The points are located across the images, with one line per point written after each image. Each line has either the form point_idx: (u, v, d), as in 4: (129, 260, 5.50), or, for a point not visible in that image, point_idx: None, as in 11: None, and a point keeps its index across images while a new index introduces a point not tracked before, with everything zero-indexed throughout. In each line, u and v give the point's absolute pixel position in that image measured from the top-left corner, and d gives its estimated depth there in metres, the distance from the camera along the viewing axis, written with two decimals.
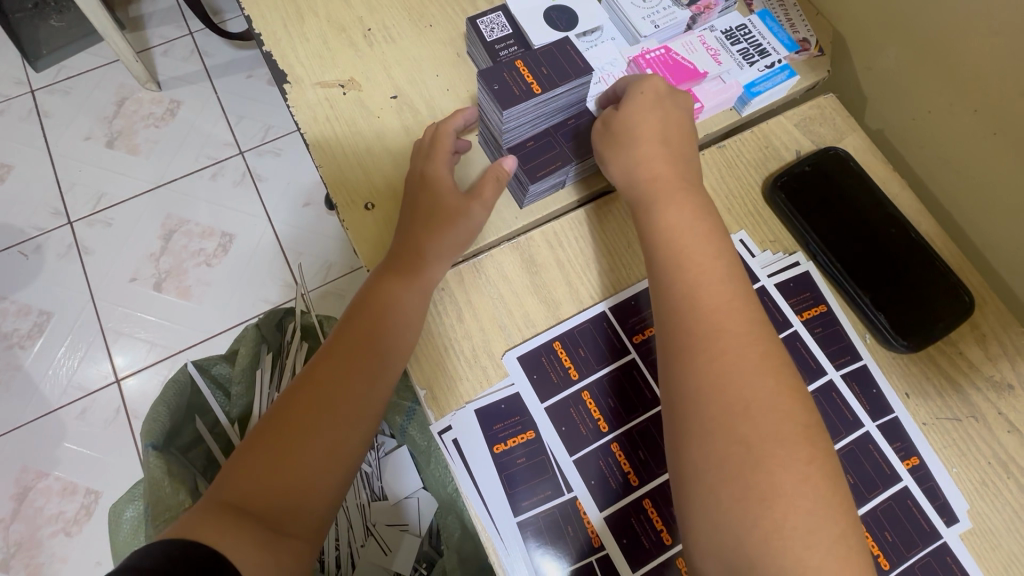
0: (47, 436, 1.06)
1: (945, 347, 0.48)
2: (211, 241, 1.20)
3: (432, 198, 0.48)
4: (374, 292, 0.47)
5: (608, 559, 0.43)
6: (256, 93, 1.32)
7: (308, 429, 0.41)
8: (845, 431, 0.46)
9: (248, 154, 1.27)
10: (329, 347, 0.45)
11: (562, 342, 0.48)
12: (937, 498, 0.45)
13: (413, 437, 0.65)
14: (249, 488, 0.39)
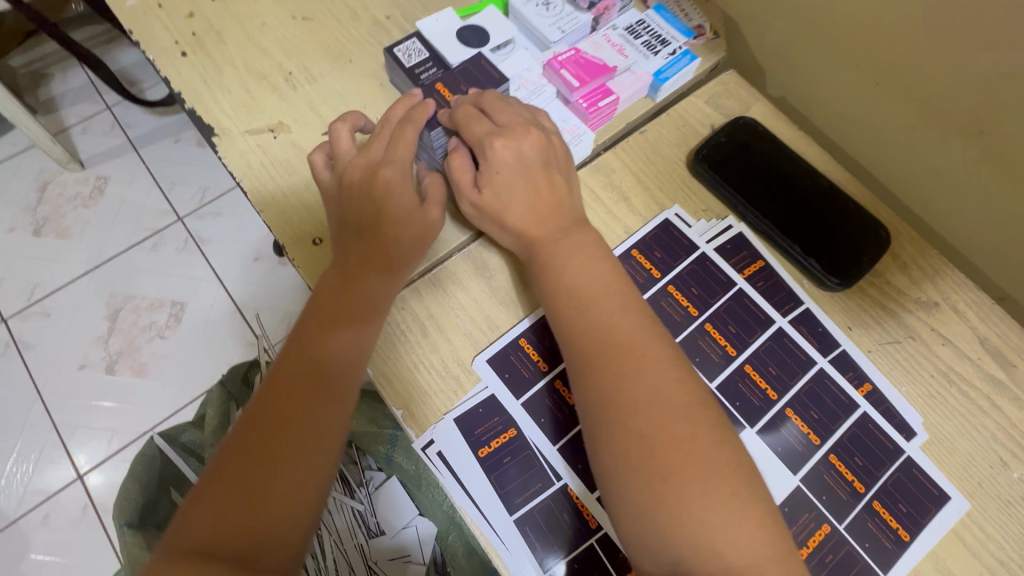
0: (9, 551, 0.98)
1: (876, 280, 0.53)
2: (161, 312, 1.16)
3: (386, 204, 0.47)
4: (318, 313, 0.46)
5: (608, 538, 0.44)
6: (187, 157, 1.30)
7: (264, 469, 0.40)
8: (801, 371, 0.49)
9: (188, 218, 1.24)
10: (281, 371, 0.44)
11: (526, 339, 0.49)
12: (895, 417, 0.48)
13: (400, 464, 0.64)
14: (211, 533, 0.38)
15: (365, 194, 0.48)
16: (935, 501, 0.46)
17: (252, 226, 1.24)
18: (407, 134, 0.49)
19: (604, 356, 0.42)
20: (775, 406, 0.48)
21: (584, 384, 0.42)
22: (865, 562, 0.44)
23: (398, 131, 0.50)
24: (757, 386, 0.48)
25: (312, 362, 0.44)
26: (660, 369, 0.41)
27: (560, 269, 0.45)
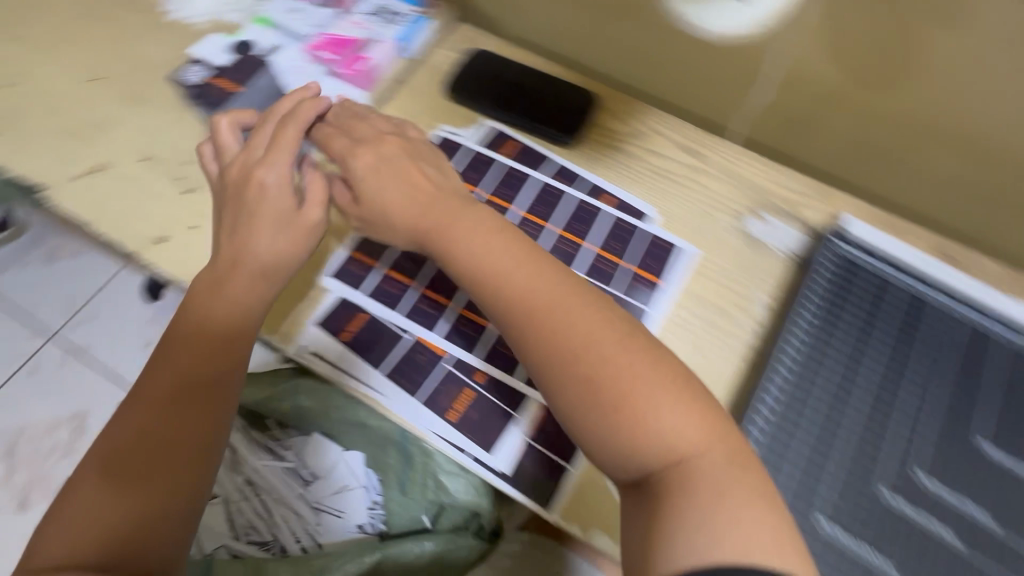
0: None
1: (597, 132, 0.72)
2: (62, 430, 1.15)
3: (253, 196, 0.54)
4: (198, 320, 0.52)
5: (456, 358, 0.56)
6: (37, 274, 1.29)
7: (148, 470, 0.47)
8: (560, 204, 0.65)
9: (61, 332, 1.24)
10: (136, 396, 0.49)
11: (355, 248, 0.62)
12: (632, 211, 0.66)
13: (306, 406, 0.72)
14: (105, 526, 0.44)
15: (240, 188, 0.54)
16: (671, 252, 0.64)
17: (130, 315, 1.26)
18: (288, 132, 0.57)
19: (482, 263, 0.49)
20: (550, 231, 0.64)
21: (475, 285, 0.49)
22: (636, 307, 0.60)
23: (280, 127, 0.57)
24: (534, 222, 0.64)
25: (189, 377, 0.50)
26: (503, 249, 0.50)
27: (422, 227, 0.53)
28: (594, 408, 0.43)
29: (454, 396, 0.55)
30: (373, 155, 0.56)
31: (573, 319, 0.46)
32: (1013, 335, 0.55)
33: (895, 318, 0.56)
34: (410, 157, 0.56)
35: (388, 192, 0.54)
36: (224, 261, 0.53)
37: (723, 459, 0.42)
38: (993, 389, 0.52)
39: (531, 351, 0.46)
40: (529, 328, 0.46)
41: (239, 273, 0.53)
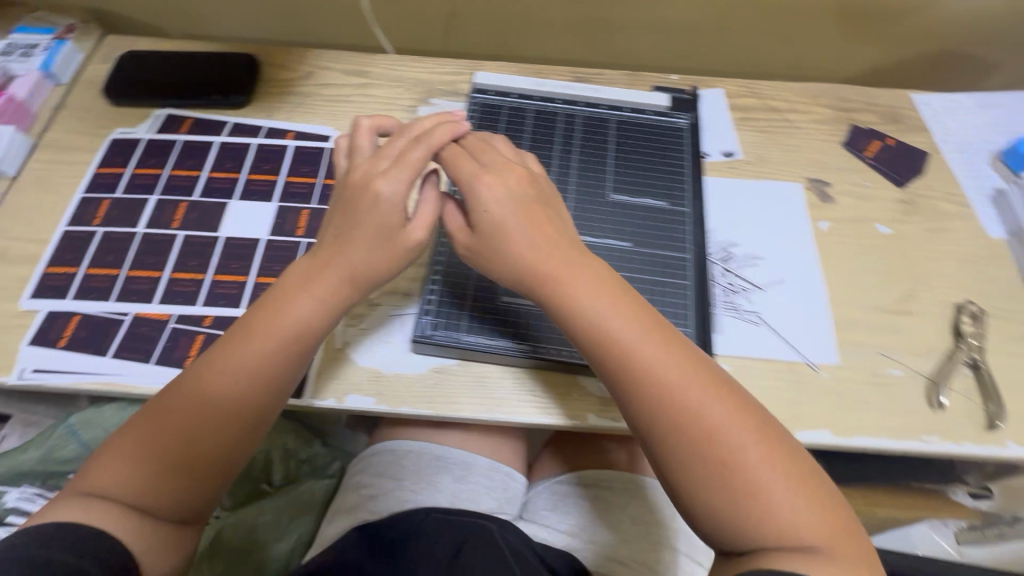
0: None
1: (269, 85, 0.78)
2: None
3: (360, 198, 0.52)
4: (268, 318, 0.51)
5: (179, 316, 0.60)
6: None
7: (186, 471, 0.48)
8: (246, 153, 0.70)
9: None
10: (207, 379, 0.49)
11: (53, 265, 0.63)
12: (314, 136, 0.73)
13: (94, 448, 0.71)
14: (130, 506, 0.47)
15: (354, 201, 0.52)
16: None
17: None
18: (410, 156, 0.52)
19: (556, 297, 0.50)
20: (240, 179, 0.68)
21: (496, 245, 0.52)
22: None
23: (408, 148, 0.54)
24: (224, 177, 0.68)
25: (244, 390, 0.49)
26: (551, 261, 0.51)
27: (505, 249, 0.51)
28: (637, 387, 0.48)
29: (187, 345, 0.58)
30: (495, 188, 0.52)
31: (691, 400, 0.47)
32: (617, 112, 0.70)
33: (530, 131, 0.68)
34: (539, 200, 0.53)
35: (516, 237, 0.51)
36: (334, 252, 0.52)
37: (803, 502, 0.45)
38: (610, 155, 0.66)
39: (581, 327, 0.49)
40: (587, 315, 0.49)
41: (332, 274, 0.52)
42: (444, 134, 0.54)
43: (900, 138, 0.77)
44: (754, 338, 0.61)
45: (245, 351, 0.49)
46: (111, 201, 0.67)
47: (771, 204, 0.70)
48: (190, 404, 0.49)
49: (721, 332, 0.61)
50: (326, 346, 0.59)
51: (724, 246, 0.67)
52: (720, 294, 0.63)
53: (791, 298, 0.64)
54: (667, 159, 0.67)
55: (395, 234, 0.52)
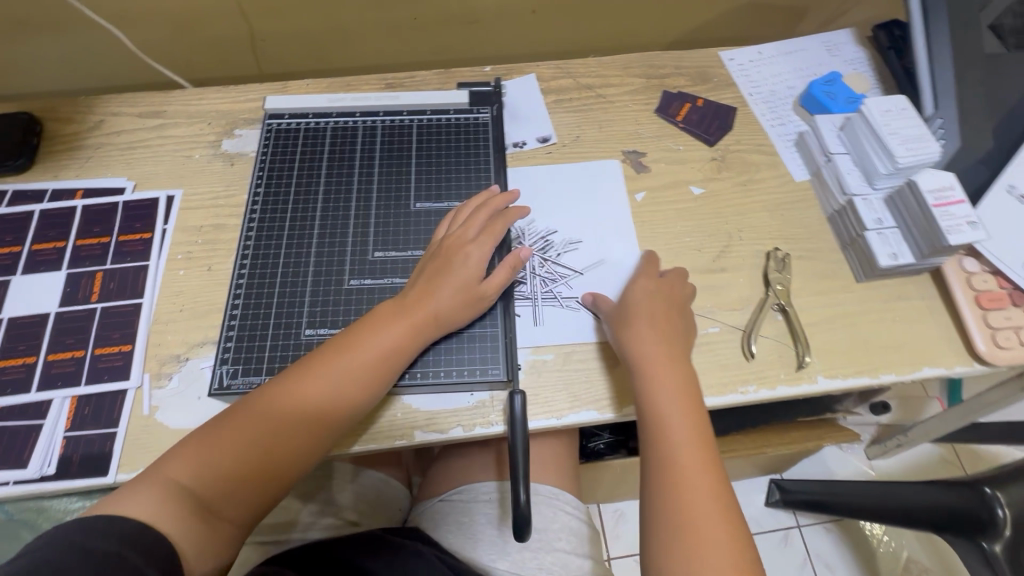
0: None
1: (55, 142, 0.72)
2: None
3: (464, 244, 0.57)
4: (359, 347, 0.52)
5: None
6: None
7: (251, 483, 0.48)
8: (29, 222, 0.65)
9: None
10: (298, 399, 0.50)
11: None
12: (106, 191, 0.68)
13: None
14: (195, 497, 0.46)
15: (447, 255, 0.57)
16: (153, 204, 0.67)
17: None
18: (497, 224, 0.59)
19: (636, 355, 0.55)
20: (24, 251, 0.63)
21: (642, 370, 0.55)
22: (135, 266, 0.63)
23: (491, 222, 0.59)
24: (5, 252, 0.63)
25: (325, 412, 0.50)
26: (688, 416, 0.53)
27: (630, 319, 0.57)
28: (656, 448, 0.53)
29: None
30: (647, 292, 0.59)
31: (695, 475, 0.50)
32: (419, 117, 0.68)
33: (328, 153, 0.65)
34: (671, 305, 0.59)
35: (639, 323, 0.57)
36: (410, 293, 0.55)
37: None
38: (412, 163, 0.65)
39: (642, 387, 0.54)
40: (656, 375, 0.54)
41: (421, 303, 0.54)
42: (641, 264, 0.62)
43: (710, 97, 0.79)
44: (575, 323, 0.61)
45: (324, 386, 0.50)
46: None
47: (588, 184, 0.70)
48: (274, 416, 0.49)
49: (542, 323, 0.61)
50: (132, 413, 0.56)
51: (545, 234, 0.66)
52: (541, 284, 0.63)
53: (611, 275, 0.64)
54: (471, 158, 0.66)
55: (463, 273, 0.56)
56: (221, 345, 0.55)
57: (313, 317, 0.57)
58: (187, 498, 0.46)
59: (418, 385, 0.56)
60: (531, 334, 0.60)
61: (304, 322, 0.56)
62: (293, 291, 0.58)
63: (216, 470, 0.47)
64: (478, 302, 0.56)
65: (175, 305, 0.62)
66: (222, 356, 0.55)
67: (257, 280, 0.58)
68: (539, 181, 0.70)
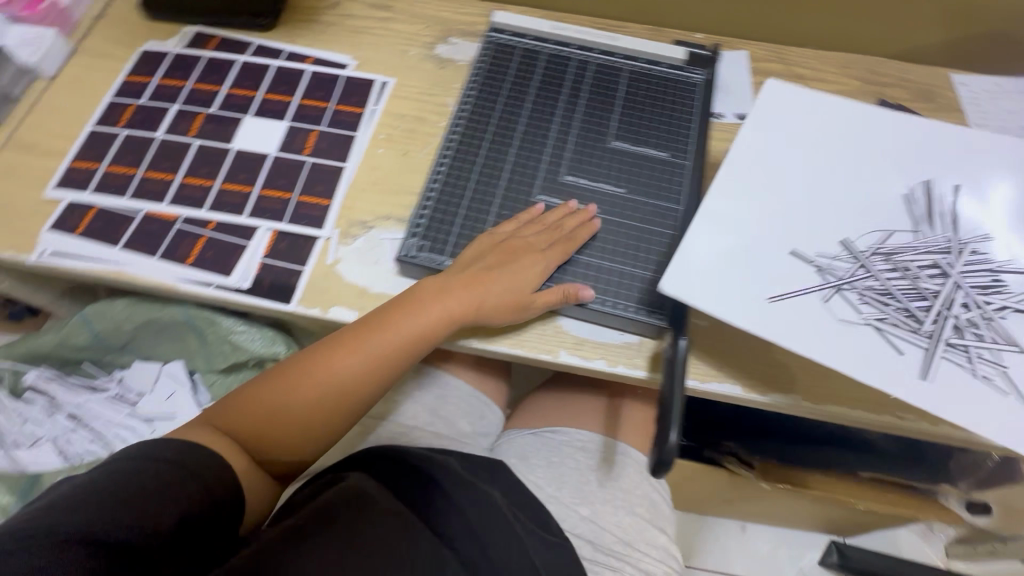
0: None
1: (296, 11, 0.79)
2: None
3: (521, 257, 0.56)
4: (394, 331, 0.56)
5: (186, 216, 0.63)
6: None
7: (284, 433, 0.55)
8: (266, 73, 0.73)
9: None
10: (325, 369, 0.55)
11: (80, 158, 0.67)
12: (331, 63, 0.74)
13: (106, 338, 0.76)
14: (241, 434, 0.54)
15: (501, 254, 0.56)
16: (369, 85, 0.73)
17: None
18: (561, 230, 0.58)
19: None
20: (257, 96, 0.71)
21: None
22: (345, 133, 0.69)
23: (557, 226, 0.58)
24: (241, 94, 0.71)
25: (355, 388, 0.56)
26: None
27: None
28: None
29: (190, 244, 0.62)
30: None
31: None
32: (632, 63, 0.69)
33: (541, 76, 0.68)
34: None
35: None
36: (456, 279, 0.56)
37: None
38: (617, 102, 0.66)
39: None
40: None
41: (459, 298, 0.55)
42: None
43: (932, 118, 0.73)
44: (971, 389, 0.45)
45: (355, 363, 0.55)
46: (135, 106, 0.70)
47: (1021, 216, 0.52)
48: (311, 378, 0.55)
49: (903, 354, 0.46)
50: (318, 259, 0.62)
51: (997, 269, 0.49)
52: (952, 330, 0.47)
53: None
54: (676, 112, 0.66)
55: (507, 271, 0.55)
56: (413, 220, 0.60)
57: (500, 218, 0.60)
58: (231, 441, 0.54)
59: (577, 309, 0.58)
60: (852, 344, 0.46)
61: (489, 220, 0.60)
62: (484, 191, 0.61)
63: (257, 414, 0.55)
64: (524, 303, 0.56)
65: (369, 178, 0.67)
66: (413, 228, 0.59)
67: (456, 170, 0.62)
68: (947, 175, 0.53)
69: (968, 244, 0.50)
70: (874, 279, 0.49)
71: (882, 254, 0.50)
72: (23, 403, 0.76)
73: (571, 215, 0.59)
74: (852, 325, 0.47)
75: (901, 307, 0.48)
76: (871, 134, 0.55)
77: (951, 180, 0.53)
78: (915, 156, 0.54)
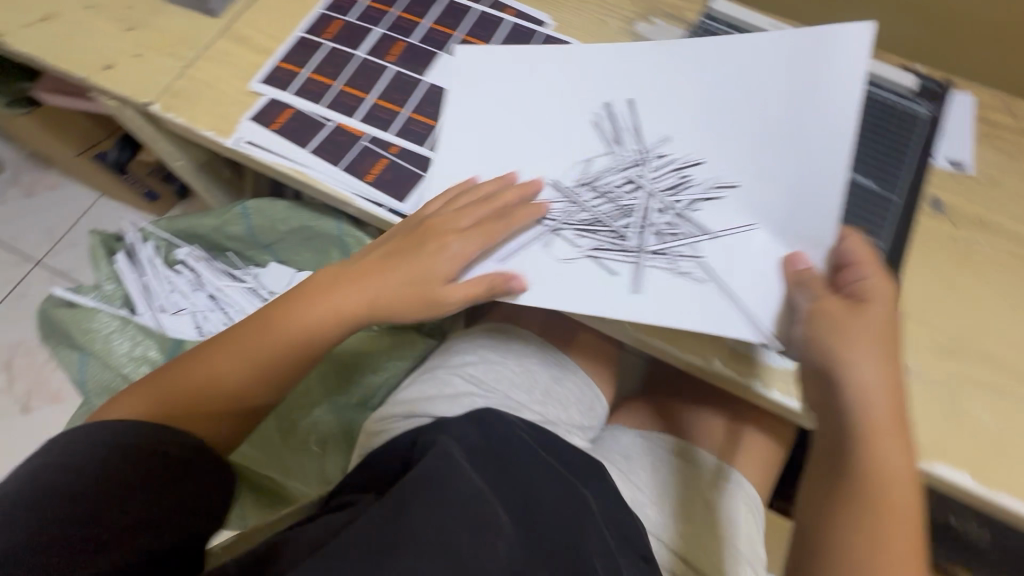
0: None
1: None
2: None
3: (370, 274, 0.57)
4: (302, 316, 0.56)
5: (372, 136, 0.65)
6: (32, 209, 1.49)
7: (217, 395, 0.55)
8: (467, 15, 0.72)
9: (48, 260, 1.43)
10: (208, 362, 0.56)
11: (284, 60, 0.69)
12: (530, 19, 0.73)
13: (257, 235, 0.79)
14: (156, 402, 0.53)
15: (419, 241, 0.56)
16: None
17: None
18: (521, 212, 0.56)
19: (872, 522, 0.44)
20: (456, 36, 0.71)
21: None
22: None
23: (507, 208, 0.57)
24: (441, 31, 0.71)
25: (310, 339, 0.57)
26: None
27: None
28: (860, 496, 0.46)
29: (371, 163, 0.63)
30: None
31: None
32: None
33: None
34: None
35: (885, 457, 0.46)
36: (402, 245, 0.56)
37: None
38: None
39: (861, 441, 0.46)
40: (877, 415, 0.47)
41: (402, 270, 0.56)
42: (861, 250, 0.51)
43: None
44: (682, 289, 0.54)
45: (311, 311, 0.56)
46: (341, 22, 0.72)
47: (759, 122, 0.57)
48: (222, 371, 0.55)
49: (643, 288, 0.54)
50: None
51: (689, 170, 0.58)
52: (655, 239, 0.56)
53: (752, 244, 0.55)
54: (893, 142, 0.60)
55: (472, 235, 0.55)
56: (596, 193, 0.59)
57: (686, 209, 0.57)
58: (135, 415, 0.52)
59: None
60: (623, 298, 0.54)
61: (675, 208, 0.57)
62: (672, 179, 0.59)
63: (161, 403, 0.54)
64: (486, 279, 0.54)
65: None
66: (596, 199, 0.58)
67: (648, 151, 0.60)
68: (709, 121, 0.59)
69: (644, 154, 0.60)
70: (581, 212, 0.58)
71: (587, 185, 0.59)
72: (174, 274, 0.82)
73: (509, 187, 0.58)
74: (567, 258, 0.56)
75: (611, 230, 0.57)
76: (660, 73, 0.62)
77: (633, 91, 0.62)
78: (614, 89, 0.62)
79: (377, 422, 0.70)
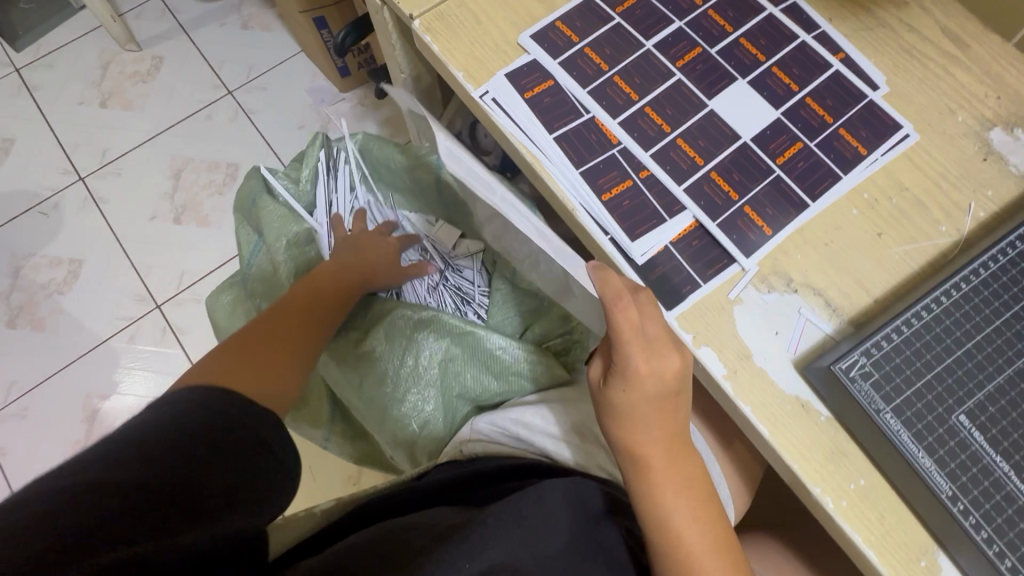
0: (115, 354, 1.32)
1: None
2: (219, 172, 1.45)
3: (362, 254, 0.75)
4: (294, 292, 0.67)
5: (625, 148, 0.56)
6: (237, 38, 1.55)
7: (304, 332, 0.62)
8: (786, 43, 0.59)
9: (236, 92, 1.50)
10: (290, 309, 0.64)
11: (561, 21, 0.60)
12: (861, 74, 0.58)
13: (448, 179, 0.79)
14: (242, 358, 0.56)
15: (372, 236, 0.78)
16: (892, 129, 0.56)
17: (295, 96, 1.49)
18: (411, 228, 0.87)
19: None
20: (763, 65, 0.58)
21: None
22: (831, 166, 0.55)
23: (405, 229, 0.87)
24: (749, 51, 0.59)
25: (297, 317, 0.63)
26: None
27: None
28: (665, 557, 0.46)
29: (614, 181, 0.55)
30: None
31: None
32: None
33: None
34: None
35: None
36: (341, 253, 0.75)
37: None
38: None
39: (633, 488, 0.48)
40: (649, 458, 0.48)
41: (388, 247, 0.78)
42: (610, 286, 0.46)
43: None
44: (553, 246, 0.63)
45: (303, 297, 0.66)
46: None
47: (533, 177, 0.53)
48: (274, 318, 0.62)
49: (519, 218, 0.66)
50: (721, 286, 0.52)
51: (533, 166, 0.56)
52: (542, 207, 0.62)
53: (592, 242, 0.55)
54: None
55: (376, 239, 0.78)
56: (874, 337, 0.46)
57: (977, 411, 0.44)
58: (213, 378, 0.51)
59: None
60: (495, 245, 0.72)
61: (962, 406, 0.45)
62: (976, 367, 0.45)
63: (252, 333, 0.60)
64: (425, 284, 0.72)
65: (825, 235, 0.53)
66: (870, 348, 0.46)
67: (957, 319, 0.46)
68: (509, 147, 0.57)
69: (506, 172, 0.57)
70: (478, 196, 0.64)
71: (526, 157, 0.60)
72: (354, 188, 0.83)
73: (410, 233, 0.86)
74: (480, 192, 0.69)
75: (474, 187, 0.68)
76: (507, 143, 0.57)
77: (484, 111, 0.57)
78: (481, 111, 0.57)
79: (490, 429, 0.66)
